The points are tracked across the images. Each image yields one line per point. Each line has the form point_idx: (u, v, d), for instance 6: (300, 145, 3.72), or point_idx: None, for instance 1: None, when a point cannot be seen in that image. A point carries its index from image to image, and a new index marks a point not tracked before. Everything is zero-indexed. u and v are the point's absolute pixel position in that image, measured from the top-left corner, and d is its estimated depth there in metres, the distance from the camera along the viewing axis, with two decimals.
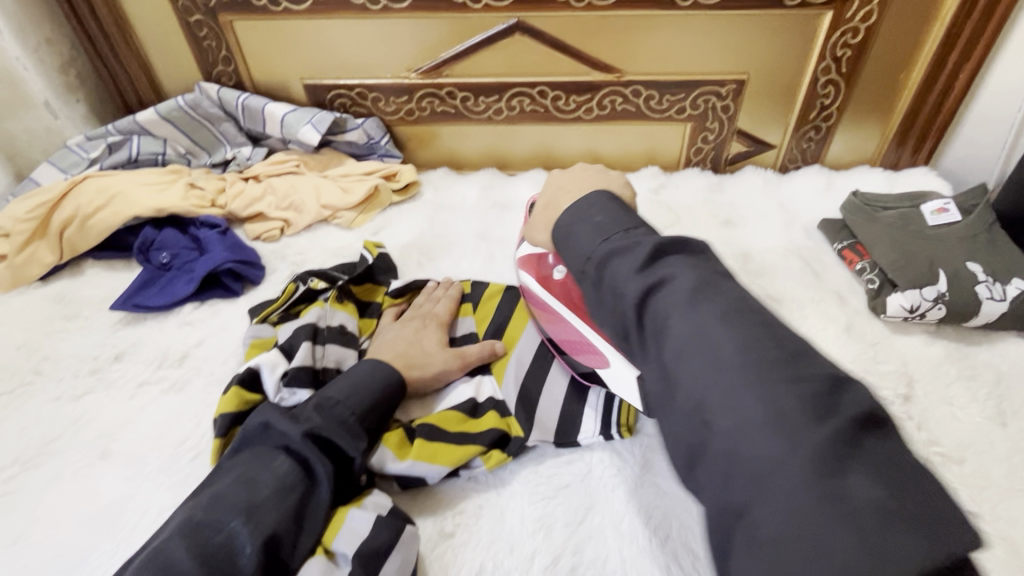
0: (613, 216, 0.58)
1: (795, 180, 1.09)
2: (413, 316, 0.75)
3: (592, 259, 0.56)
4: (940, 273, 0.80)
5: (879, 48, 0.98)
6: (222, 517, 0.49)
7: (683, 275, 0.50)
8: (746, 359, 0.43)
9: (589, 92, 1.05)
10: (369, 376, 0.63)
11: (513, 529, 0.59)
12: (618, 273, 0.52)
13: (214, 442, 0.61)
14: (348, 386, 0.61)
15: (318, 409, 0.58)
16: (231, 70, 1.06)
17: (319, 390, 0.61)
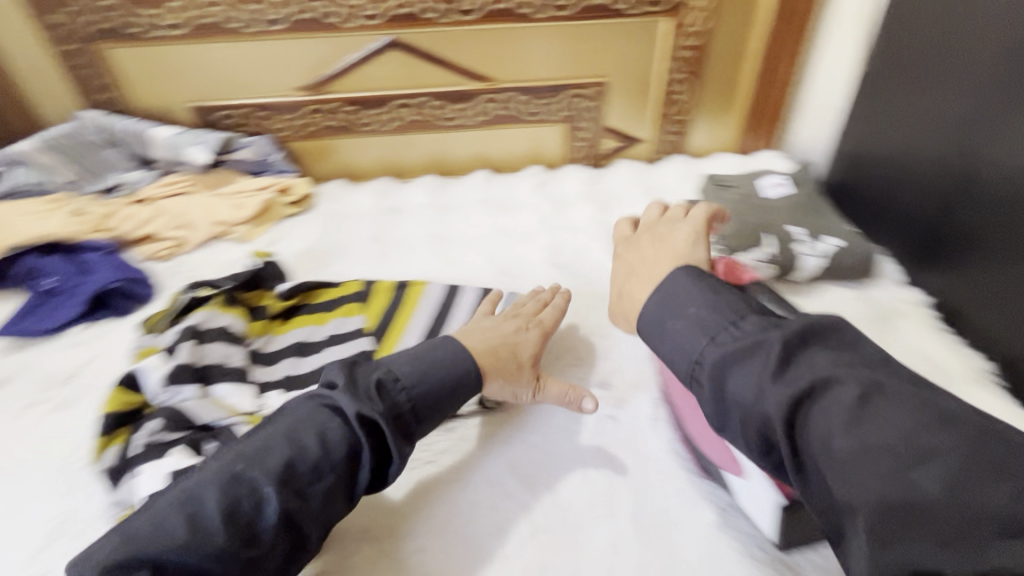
0: (687, 295, 0.53)
1: (661, 169, 1.21)
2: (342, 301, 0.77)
3: (701, 362, 0.49)
4: (765, 237, 0.92)
5: (715, 48, 1.12)
6: (233, 485, 0.51)
7: (840, 381, 0.43)
8: (786, 376, 0.44)
9: (468, 100, 1.13)
10: (442, 361, 0.62)
11: (395, 493, 0.64)
12: (742, 384, 0.46)
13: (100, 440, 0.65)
14: (417, 369, 0.61)
15: (379, 389, 0.58)
16: (114, 97, 1.08)
17: (385, 363, 0.61)
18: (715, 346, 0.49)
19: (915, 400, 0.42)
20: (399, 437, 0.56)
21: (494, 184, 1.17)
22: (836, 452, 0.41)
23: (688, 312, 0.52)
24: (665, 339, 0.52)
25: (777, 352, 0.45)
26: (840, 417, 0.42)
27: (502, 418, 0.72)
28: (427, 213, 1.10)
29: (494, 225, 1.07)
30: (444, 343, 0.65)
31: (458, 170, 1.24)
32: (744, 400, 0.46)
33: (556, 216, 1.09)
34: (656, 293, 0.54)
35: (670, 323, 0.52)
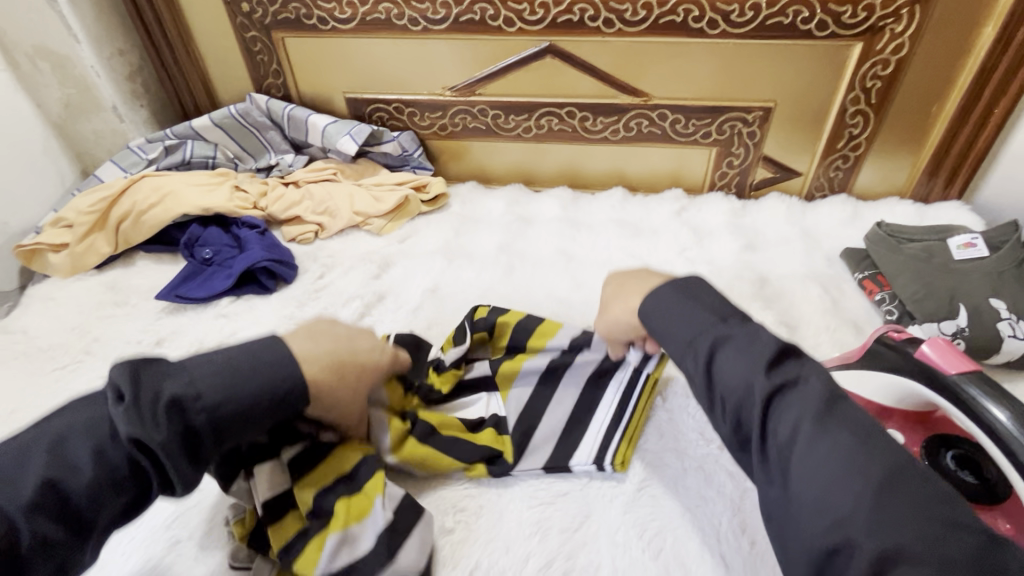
0: (717, 298, 0.52)
1: (820, 208, 1.09)
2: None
3: (699, 338, 0.49)
4: (960, 308, 0.79)
5: (911, 80, 0.98)
6: (39, 512, 0.42)
7: (813, 379, 0.45)
8: (775, 372, 0.45)
9: (616, 114, 1.08)
10: (252, 370, 0.51)
11: (513, 530, 0.61)
12: (731, 368, 0.47)
13: None
14: (224, 385, 0.49)
15: (170, 406, 0.46)
16: (281, 83, 1.14)
17: (182, 370, 0.49)
18: (723, 327, 0.49)
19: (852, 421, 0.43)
20: (187, 463, 0.47)
21: (630, 205, 1.11)
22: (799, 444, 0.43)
23: (716, 301, 0.52)
24: (661, 324, 0.52)
25: (771, 350, 0.46)
26: (810, 410, 0.43)
27: (629, 469, 0.66)
28: (558, 228, 1.06)
29: (627, 250, 1.00)
30: (202, 363, 0.50)
31: (591, 185, 1.19)
32: (730, 386, 0.46)
33: (696, 248, 1.00)
34: (670, 283, 0.54)
35: (672, 309, 0.52)
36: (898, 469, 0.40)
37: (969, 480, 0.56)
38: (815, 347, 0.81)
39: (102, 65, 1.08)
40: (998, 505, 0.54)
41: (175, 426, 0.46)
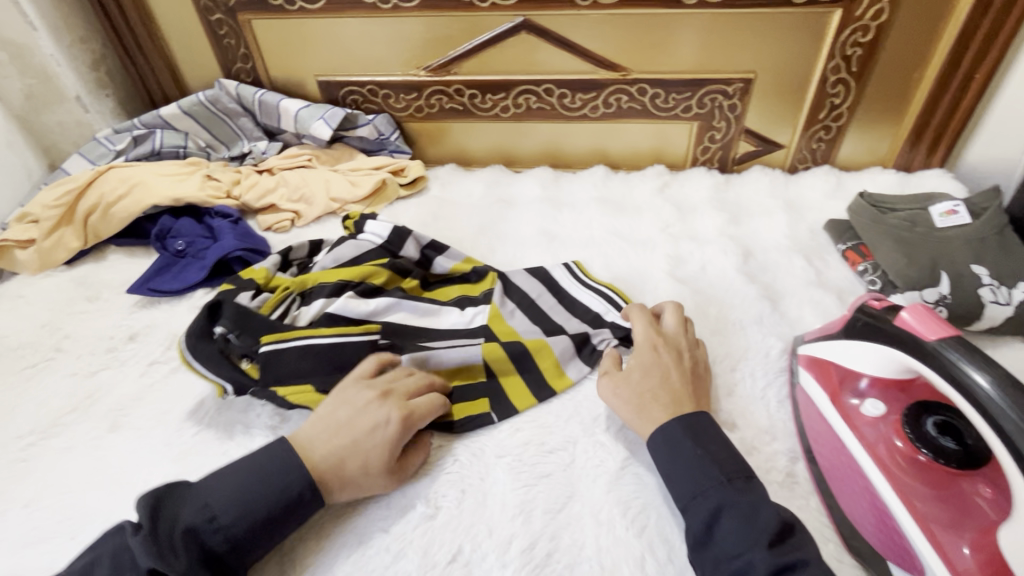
0: (730, 451, 0.56)
1: (803, 180, 1.08)
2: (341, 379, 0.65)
3: (702, 496, 0.53)
4: (942, 275, 0.79)
5: (891, 46, 0.97)
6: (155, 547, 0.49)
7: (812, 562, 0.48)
8: (777, 545, 0.48)
9: (594, 91, 1.06)
10: (274, 476, 0.55)
11: (495, 513, 0.60)
12: (733, 538, 0.50)
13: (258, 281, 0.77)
14: (238, 505, 0.53)
15: (186, 537, 0.51)
16: (250, 68, 1.11)
17: (201, 494, 0.54)
18: (728, 492, 0.52)
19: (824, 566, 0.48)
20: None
21: (612, 183, 1.09)
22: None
23: (726, 453, 0.56)
24: (668, 478, 0.56)
25: (773, 527, 0.49)
26: None
27: (613, 449, 0.65)
28: (539, 208, 1.04)
29: (610, 228, 0.99)
30: (219, 485, 0.54)
31: (572, 163, 1.17)
32: (730, 553, 0.49)
33: (679, 224, 0.99)
34: (679, 421, 0.58)
35: (678, 457, 0.56)
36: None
37: (951, 447, 0.55)
38: (799, 319, 0.80)
39: (63, 54, 1.04)
40: (979, 470, 0.54)
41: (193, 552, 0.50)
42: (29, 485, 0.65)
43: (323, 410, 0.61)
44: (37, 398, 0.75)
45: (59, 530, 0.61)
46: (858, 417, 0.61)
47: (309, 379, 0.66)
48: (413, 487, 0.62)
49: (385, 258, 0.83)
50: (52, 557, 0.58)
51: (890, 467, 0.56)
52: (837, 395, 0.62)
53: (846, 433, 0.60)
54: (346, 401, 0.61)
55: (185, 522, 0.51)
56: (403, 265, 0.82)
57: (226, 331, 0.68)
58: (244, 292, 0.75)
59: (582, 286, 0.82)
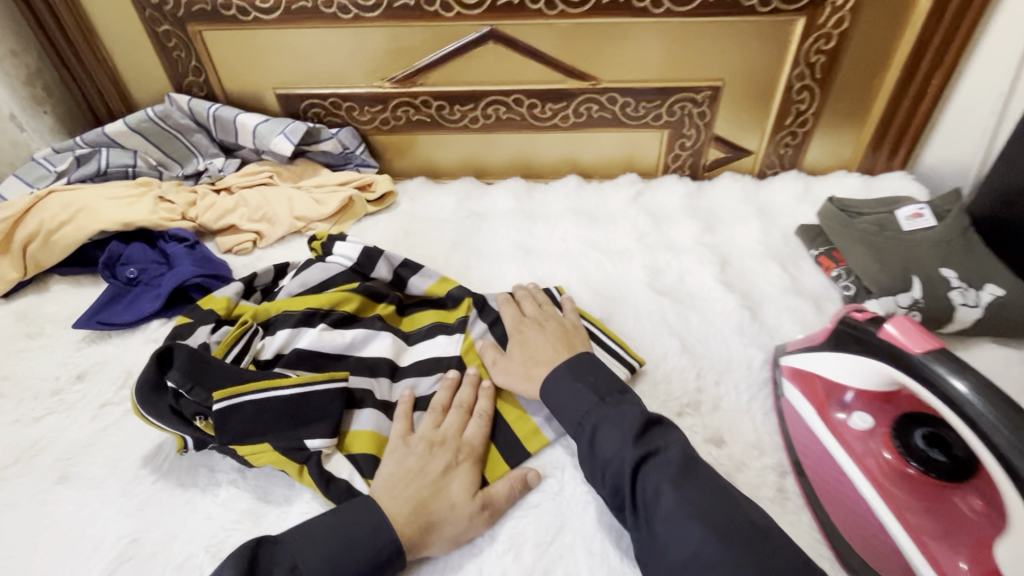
0: (602, 375, 0.61)
1: (772, 185, 1.09)
2: (441, 443, 0.61)
3: (589, 417, 0.57)
4: (914, 280, 0.79)
5: (853, 53, 0.98)
6: None
7: (669, 447, 0.54)
8: (641, 440, 0.54)
9: (564, 100, 1.04)
10: (363, 536, 0.53)
11: (483, 549, 0.57)
12: (608, 442, 0.55)
13: (220, 309, 0.73)
14: (329, 564, 0.51)
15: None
16: (203, 81, 1.05)
17: (292, 553, 0.51)
18: (600, 405, 0.58)
19: (681, 450, 0.53)
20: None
21: (585, 193, 1.08)
22: (688, 554, 0.46)
23: (599, 375, 0.61)
24: (556, 409, 0.60)
25: (637, 426, 0.55)
26: (669, 475, 0.51)
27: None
28: (512, 221, 1.02)
29: (585, 240, 0.97)
30: (310, 542, 0.52)
31: (544, 173, 1.15)
32: (606, 455, 0.55)
33: (654, 234, 0.98)
34: (571, 365, 0.63)
35: (564, 387, 0.61)
36: (708, 487, 0.51)
37: (940, 460, 0.55)
38: (779, 328, 0.80)
39: None
40: (968, 482, 0.54)
41: None
42: None
43: (388, 461, 0.60)
44: None
45: None
46: (845, 431, 0.61)
47: (269, 438, 0.61)
48: None
49: (355, 282, 0.79)
50: None
51: (879, 482, 0.57)
52: (823, 408, 0.62)
53: (836, 447, 0.60)
54: (406, 454, 0.60)
55: None
56: (376, 289, 0.79)
57: (176, 386, 0.62)
58: (202, 326, 0.70)
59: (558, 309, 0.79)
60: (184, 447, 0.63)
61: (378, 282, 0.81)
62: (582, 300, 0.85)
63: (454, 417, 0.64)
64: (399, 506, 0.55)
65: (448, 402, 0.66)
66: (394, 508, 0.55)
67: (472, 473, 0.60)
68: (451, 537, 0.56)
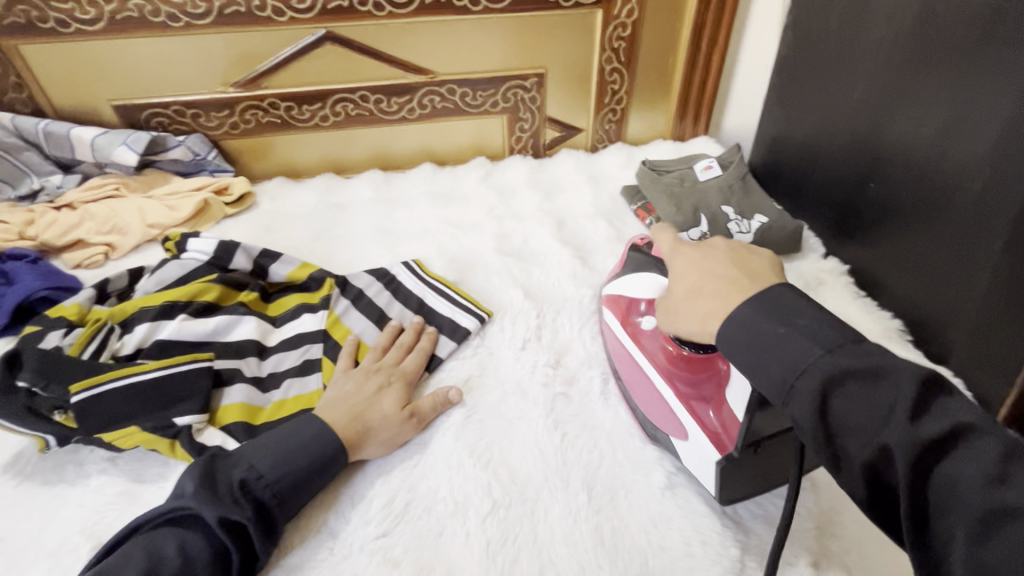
0: (817, 317, 0.45)
1: (602, 157, 1.25)
2: (378, 369, 0.72)
3: (811, 371, 0.43)
4: (701, 217, 0.97)
5: (647, 38, 1.17)
6: (219, 504, 0.53)
7: (907, 373, 0.40)
8: (913, 417, 0.39)
9: (408, 94, 1.13)
10: (304, 441, 0.61)
11: (353, 481, 0.65)
12: (854, 409, 0.41)
13: (70, 315, 0.74)
14: (282, 462, 0.58)
15: (242, 490, 0.55)
16: (27, 98, 1.02)
17: (247, 458, 0.58)
18: (831, 360, 0.42)
19: (913, 379, 0.40)
20: (263, 531, 0.55)
21: (440, 177, 1.18)
22: (967, 492, 0.36)
23: (809, 321, 0.45)
24: (745, 362, 0.47)
25: (910, 392, 0.39)
26: (884, 413, 0.40)
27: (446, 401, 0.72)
28: (372, 208, 1.09)
29: (441, 218, 1.07)
30: (261, 449, 0.59)
31: (402, 164, 1.24)
32: (853, 429, 0.40)
33: (502, 206, 1.10)
34: (750, 302, 0.48)
35: (755, 336, 0.46)
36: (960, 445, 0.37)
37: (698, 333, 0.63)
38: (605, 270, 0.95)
39: None
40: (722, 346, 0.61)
41: (250, 505, 0.55)
42: None
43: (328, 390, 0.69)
44: None
45: None
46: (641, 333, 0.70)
47: (138, 420, 0.64)
48: None
49: (214, 274, 0.82)
50: None
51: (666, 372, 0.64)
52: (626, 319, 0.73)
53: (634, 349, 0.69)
54: (345, 384, 0.69)
55: (237, 482, 0.55)
56: (237, 279, 0.83)
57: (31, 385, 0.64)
58: (53, 331, 0.71)
59: (414, 276, 0.88)
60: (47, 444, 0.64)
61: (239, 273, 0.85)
62: (438, 268, 0.94)
63: (395, 352, 0.75)
64: (338, 416, 0.64)
65: (388, 343, 0.77)
66: (336, 421, 0.64)
67: (403, 390, 0.71)
68: (386, 441, 0.66)
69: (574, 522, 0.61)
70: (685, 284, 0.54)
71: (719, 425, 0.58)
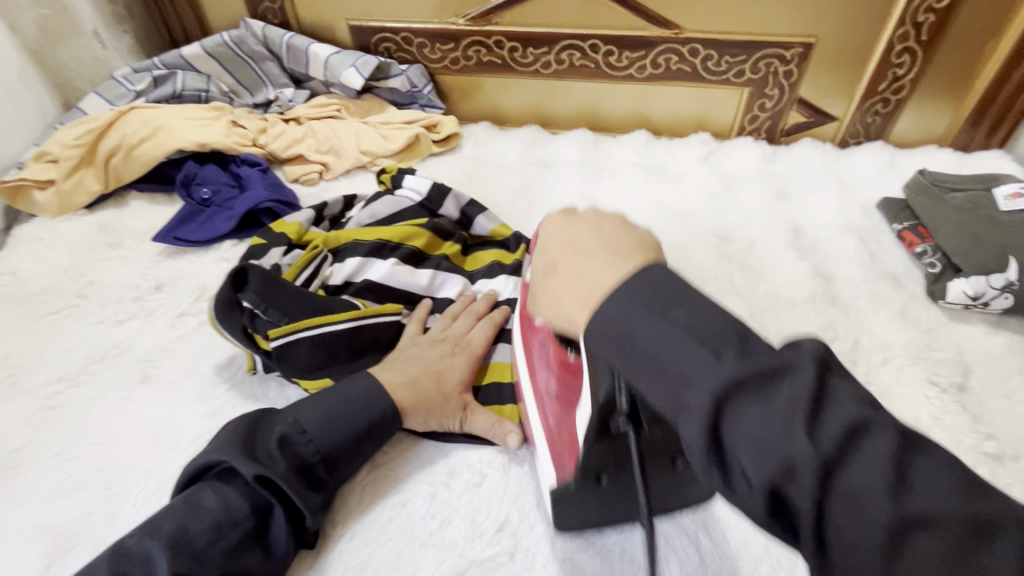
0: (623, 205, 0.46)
1: (855, 155, 1.02)
2: (442, 339, 0.64)
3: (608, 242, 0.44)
4: (1010, 261, 0.74)
5: (967, 12, 0.90)
6: (255, 458, 0.49)
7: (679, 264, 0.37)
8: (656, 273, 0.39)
9: (643, 49, 1.00)
10: (358, 401, 0.55)
11: (542, 483, 0.58)
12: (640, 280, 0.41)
13: (292, 233, 0.74)
14: (330, 420, 0.53)
15: (282, 445, 0.51)
16: (278, 8, 1.04)
17: (292, 412, 0.54)
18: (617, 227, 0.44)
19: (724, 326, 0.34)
20: (307, 489, 0.51)
21: (654, 148, 1.04)
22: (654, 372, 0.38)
23: (703, 317, 0.34)
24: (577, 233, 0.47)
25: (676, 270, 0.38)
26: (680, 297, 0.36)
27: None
28: (579, 171, 0.99)
29: (652, 196, 0.95)
30: (309, 404, 0.54)
31: (611, 127, 1.12)
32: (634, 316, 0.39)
33: (723, 196, 0.95)
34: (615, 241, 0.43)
35: (642, 326, 0.34)
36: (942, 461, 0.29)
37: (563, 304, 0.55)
38: (853, 299, 0.77)
39: None
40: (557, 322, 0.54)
41: (291, 461, 0.51)
42: (58, 433, 0.63)
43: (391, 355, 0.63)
44: (63, 345, 0.72)
45: (92, 481, 0.59)
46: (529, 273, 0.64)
47: (329, 372, 0.63)
48: (456, 453, 0.60)
49: (423, 218, 0.79)
50: (87, 507, 0.57)
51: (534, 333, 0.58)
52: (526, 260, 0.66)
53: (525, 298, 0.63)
54: (405, 352, 0.63)
55: (276, 438, 0.51)
56: (443, 226, 0.79)
57: (253, 306, 0.62)
58: (275, 247, 0.72)
59: None
60: (254, 366, 0.66)
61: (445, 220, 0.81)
62: None
63: (464, 319, 0.67)
64: (393, 376, 0.59)
65: (459, 311, 0.68)
66: (389, 382, 0.58)
67: (466, 366, 0.63)
68: (436, 418, 0.59)
69: (633, 528, 0.54)
70: (544, 258, 0.47)
71: (568, 444, 0.50)
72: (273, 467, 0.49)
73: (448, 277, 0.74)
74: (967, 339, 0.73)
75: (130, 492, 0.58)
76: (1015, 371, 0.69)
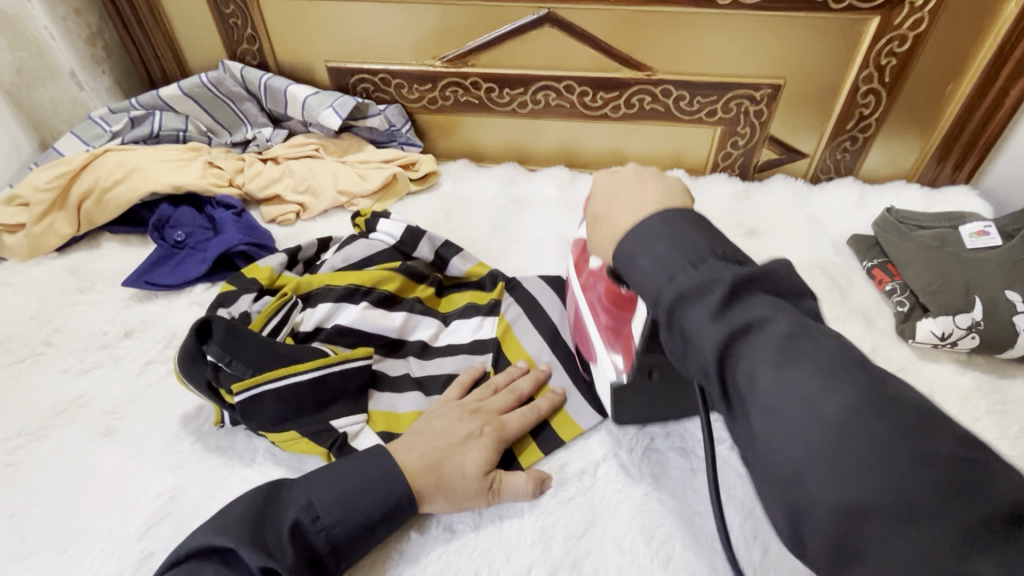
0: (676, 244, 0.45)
1: (827, 192, 1.04)
2: (475, 412, 0.61)
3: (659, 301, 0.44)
4: (975, 301, 0.75)
5: (927, 57, 0.93)
6: (263, 548, 0.48)
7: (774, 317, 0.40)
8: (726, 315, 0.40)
9: (616, 90, 1.02)
10: (377, 483, 0.53)
11: (514, 537, 0.57)
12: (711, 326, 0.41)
13: (261, 279, 0.73)
14: (343, 506, 0.52)
15: (294, 533, 0.50)
16: (256, 49, 1.05)
17: (305, 493, 0.52)
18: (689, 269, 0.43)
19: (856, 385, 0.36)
20: None
21: None
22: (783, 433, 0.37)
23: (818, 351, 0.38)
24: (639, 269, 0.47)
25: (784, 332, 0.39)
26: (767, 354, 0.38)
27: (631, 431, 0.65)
28: (555, 210, 1.00)
29: None
30: (323, 483, 0.53)
31: (588, 164, 1.13)
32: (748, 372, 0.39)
33: None
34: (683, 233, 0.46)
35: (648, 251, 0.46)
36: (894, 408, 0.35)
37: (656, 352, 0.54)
38: None
39: (57, 26, 0.98)
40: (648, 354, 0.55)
41: (299, 551, 0.50)
42: (15, 490, 0.62)
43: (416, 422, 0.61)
44: (25, 396, 0.71)
45: (49, 543, 0.57)
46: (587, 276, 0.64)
47: (294, 424, 0.61)
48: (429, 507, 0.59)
49: (397, 260, 0.79)
50: (41, 571, 0.55)
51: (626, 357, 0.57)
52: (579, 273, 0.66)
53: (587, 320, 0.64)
54: (438, 416, 0.61)
55: (289, 522, 0.50)
56: (416, 269, 0.78)
57: (217, 359, 0.62)
58: (245, 294, 0.71)
59: None
60: (221, 419, 0.64)
61: (419, 262, 0.81)
62: None
63: (503, 396, 0.64)
64: (414, 456, 0.56)
65: (499, 385, 0.65)
66: (410, 462, 0.55)
67: (494, 449, 0.59)
68: (455, 500, 0.56)
69: None
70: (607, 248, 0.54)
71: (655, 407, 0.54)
72: (282, 558, 0.48)
73: (420, 322, 0.74)
74: (936, 378, 0.74)
75: (88, 554, 0.56)
76: (983, 412, 0.70)
